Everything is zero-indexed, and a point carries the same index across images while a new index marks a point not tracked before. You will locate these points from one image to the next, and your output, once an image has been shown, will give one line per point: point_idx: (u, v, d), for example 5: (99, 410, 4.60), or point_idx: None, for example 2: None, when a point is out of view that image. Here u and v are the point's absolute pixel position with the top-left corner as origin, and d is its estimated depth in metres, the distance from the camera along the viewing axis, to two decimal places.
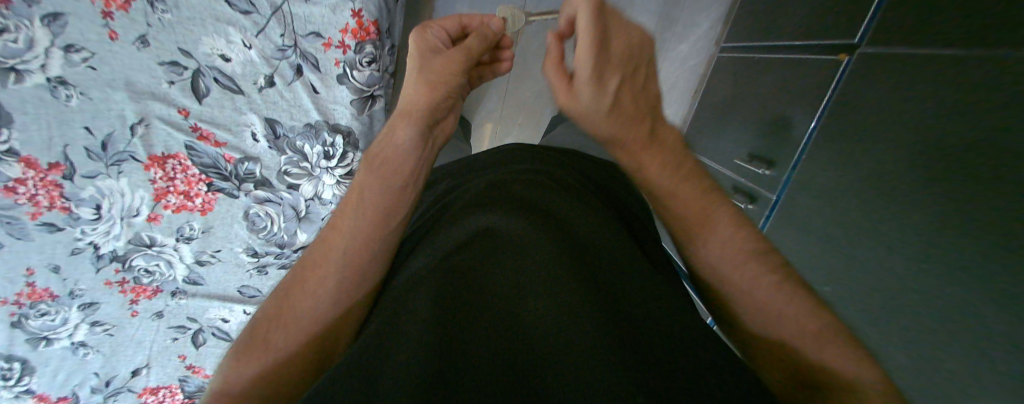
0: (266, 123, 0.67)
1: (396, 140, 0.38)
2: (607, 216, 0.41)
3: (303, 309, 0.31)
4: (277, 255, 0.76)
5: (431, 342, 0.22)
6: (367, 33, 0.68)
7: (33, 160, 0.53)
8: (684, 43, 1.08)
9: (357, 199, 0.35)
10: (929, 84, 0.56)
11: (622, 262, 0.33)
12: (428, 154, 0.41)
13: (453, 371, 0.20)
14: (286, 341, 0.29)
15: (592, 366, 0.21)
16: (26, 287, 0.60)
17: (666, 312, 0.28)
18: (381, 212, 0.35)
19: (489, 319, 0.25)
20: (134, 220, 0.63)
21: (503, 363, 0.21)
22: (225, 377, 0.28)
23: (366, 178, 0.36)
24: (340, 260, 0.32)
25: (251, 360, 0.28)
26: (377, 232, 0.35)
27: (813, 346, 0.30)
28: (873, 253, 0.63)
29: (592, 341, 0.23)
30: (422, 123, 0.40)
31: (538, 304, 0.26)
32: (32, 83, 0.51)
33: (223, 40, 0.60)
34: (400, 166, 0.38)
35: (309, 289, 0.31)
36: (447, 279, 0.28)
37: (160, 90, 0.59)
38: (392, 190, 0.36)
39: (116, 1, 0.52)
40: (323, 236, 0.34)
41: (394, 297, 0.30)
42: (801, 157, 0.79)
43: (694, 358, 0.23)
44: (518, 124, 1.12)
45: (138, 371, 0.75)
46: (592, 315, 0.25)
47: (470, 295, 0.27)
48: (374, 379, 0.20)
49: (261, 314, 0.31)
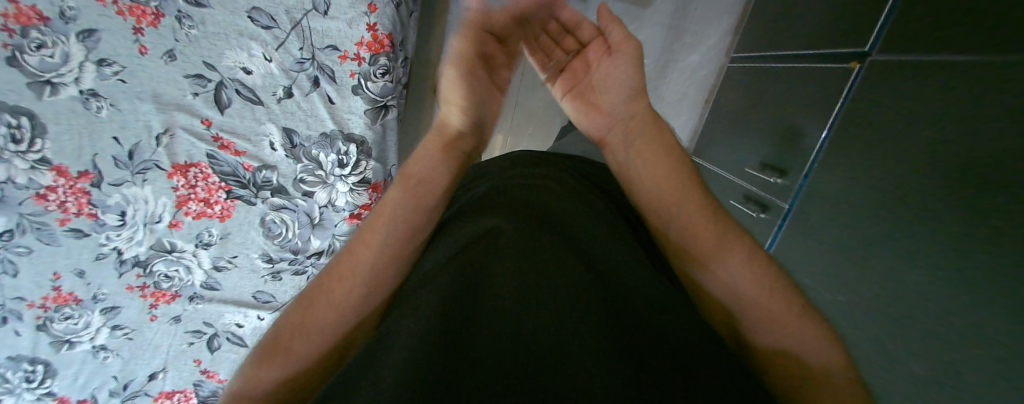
0: (284, 132, 0.70)
1: (431, 162, 0.42)
2: (617, 224, 0.41)
3: (322, 318, 0.31)
4: (290, 261, 0.77)
5: (434, 349, 0.22)
6: (381, 46, 0.71)
7: (64, 168, 0.56)
8: (695, 53, 1.12)
9: (384, 214, 0.37)
10: (946, 91, 0.55)
11: (632, 269, 0.32)
12: (454, 174, 0.43)
13: (453, 378, 0.20)
14: (304, 348, 0.30)
15: (595, 376, 0.21)
16: (52, 291, 0.62)
17: (675, 320, 0.27)
18: (407, 226, 0.37)
19: (493, 327, 0.24)
20: (156, 226, 0.65)
21: (506, 367, 0.21)
22: (248, 379, 0.29)
23: (398, 195, 0.38)
24: (366, 272, 0.33)
25: (273, 365, 0.29)
26: (399, 243, 0.36)
27: (811, 354, 0.30)
28: (888, 263, 0.62)
29: (595, 348, 0.23)
30: (447, 155, 0.43)
31: (542, 312, 0.25)
32: (66, 95, 0.54)
33: (245, 54, 0.63)
34: (434, 190, 0.40)
35: (330, 297, 0.32)
36: (456, 285, 0.28)
37: (185, 101, 0.62)
38: (419, 207, 0.38)
39: (146, 18, 0.56)
40: (350, 246, 0.35)
41: (406, 298, 0.30)
42: (815, 164, 0.78)
43: (695, 367, 0.23)
44: (528, 135, 1.13)
45: (155, 375, 0.76)
46: (595, 321, 0.25)
47: (477, 304, 0.26)
48: (383, 381, 0.21)
49: (283, 320, 0.31)
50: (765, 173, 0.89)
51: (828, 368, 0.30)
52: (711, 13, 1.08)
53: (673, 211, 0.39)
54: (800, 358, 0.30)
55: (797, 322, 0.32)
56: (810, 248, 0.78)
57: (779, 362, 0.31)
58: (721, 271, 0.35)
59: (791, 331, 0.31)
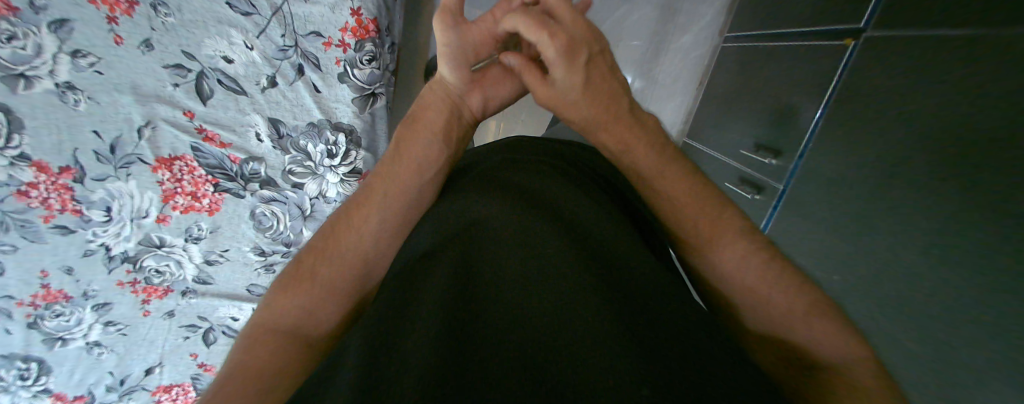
0: (270, 123, 0.68)
1: (429, 101, 0.43)
2: (605, 198, 0.43)
3: (341, 254, 0.33)
4: (283, 253, 0.77)
5: (451, 309, 0.24)
6: (366, 32, 0.69)
7: (44, 164, 0.54)
8: (687, 34, 1.10)
9: (396, 156, 0.39)
10: (949, 69, 0.54)
11: (622, 237, 0.34)
12: (459, 124, 0.43)
13: (468, 334, 0.23)
14: (326, 280, 0.32)
15: (597, 327, 0.23)
16: (41, 289, 0.61)
17: (667, 286, 0.28)
18: (417, 169, 0.38)
19: (500, 289, 0.27)
20: (143, 221, 0.64)
21: (515, 325, 0.24)
22: (268, 307, 0.30)
23: (405, 138, 0.40)
24: (380, 215, 0.36)
25: (295, 292, 0.31)
26: (411, 193, 0.38)
27: (825, 344, 0.30)
28: (885, 243, 0.63)
29: (596, 304, 0.24)
30: (450, 99, 0.43)
31: (543, 276, 0.27)
32: (41, 88, 0.52)
33: (226, 42, 0.61)
34: (433, 127, 0.41)
35: (348, 237, 0.34)
36: (462, 259, 0.30)
37: (166, 93, 0.60)
38: (429, 148, 0.40)
39: (120, 6, 0.54)
40: (365, 186, 0.37)
41: (417, 259, 0.32)
42: (810, 142, 0.78)
43: (694, 328, 0.25)
44: (521, 121, 1.13)
45: (151, 369, 0.76)
46: (594, 284, 0.26)
47: (483, 271, 0.29)
48: (405, 331, 0.23)
49: (303, 252, 0.33)
50: (758, 154, 0.89)
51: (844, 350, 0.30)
52: None
53: (672, 205, 0.37)
54: (816, 350, 0.30)
55: (798, 307, 0.32)
56: (802, 226, 0.81)
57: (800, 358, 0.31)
58: (723, 264, 0.34)
59: (799, 319, 0.31)
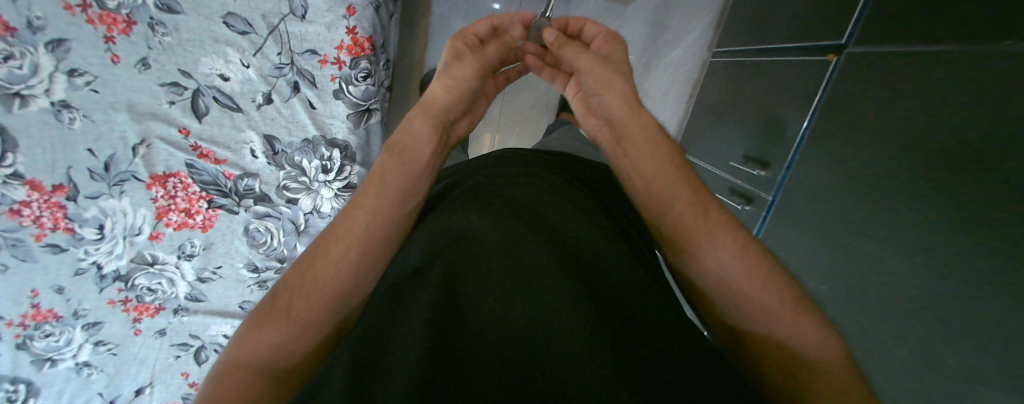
0: (265, 140, 0.68)
1: (416, 127, 0.40)
2: (594, 211, 0.42)
3: (318, 286, 0.32)
4: (277, 269, 0.76)
5: (427, 340, 0.23)
6: (361, 49, 0.70)
7: (37, 183, 0.54)
8: (677, 49, 1.13)
9: (378, 181, 0.37)
10: (925, 83, 0.55)
11: (610, 255, 0.33)
12: (443, 146, 0.43)
13: (443, 371, 0.22)
14: (303, 312, 0.31)
15: (574, 364, 0.22)
16: (31, 309, 0.60)
17: (653, 310, 0.28)
18: (398, 194, 0.38)
19: (479, 317, 0.26)
20: (136, 239, 0.63)
21: (491, 359, 0.23)
22: (244, 343, 0.30)
23: (388, 163, 0.39)
24: (360, 243, 0.34)
25: (270, 327, 0.30)
26: (392, 218, 0.37)
27: (806, 344, 0.31)
28: (869, 253, 0.62)
29: (575, 337, 0.24)
30: (437, 120, 0.41)
31: (525, 302, 0.26)
32: (37, 107, 0.52)
33: (222, 60, 0.62)
34: (417, 154, 0.40)
35: (326, 266, 0.33)
36: (443, 281, 0.29)
37: (161, 110, 0.60)
38: (410, 174, 0.39)
39: (118, 26, 0.55)
40: (344, 213, 0.36)
41: (397, 284, 0.31)
42: (795, 157, 0.79)
43: (677, 356, 0.24)
44: (515, 134, 1.14)
45: (141, 390, 0.74)
46: (576, 312, 0.26)
47: (463, 296, 0.28)
48: (379, 368, 0.23)
49: (281, 285, 0.33)
50: (747, 165, 0.91)
51: (822, 349, 0.31)
52: (693, 8, 1.08)
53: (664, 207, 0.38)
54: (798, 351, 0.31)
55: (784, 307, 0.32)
56: (790, 238, 0.80)
57: (780, 360, 0.31)
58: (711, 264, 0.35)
59: (783, 320, 0.32)
